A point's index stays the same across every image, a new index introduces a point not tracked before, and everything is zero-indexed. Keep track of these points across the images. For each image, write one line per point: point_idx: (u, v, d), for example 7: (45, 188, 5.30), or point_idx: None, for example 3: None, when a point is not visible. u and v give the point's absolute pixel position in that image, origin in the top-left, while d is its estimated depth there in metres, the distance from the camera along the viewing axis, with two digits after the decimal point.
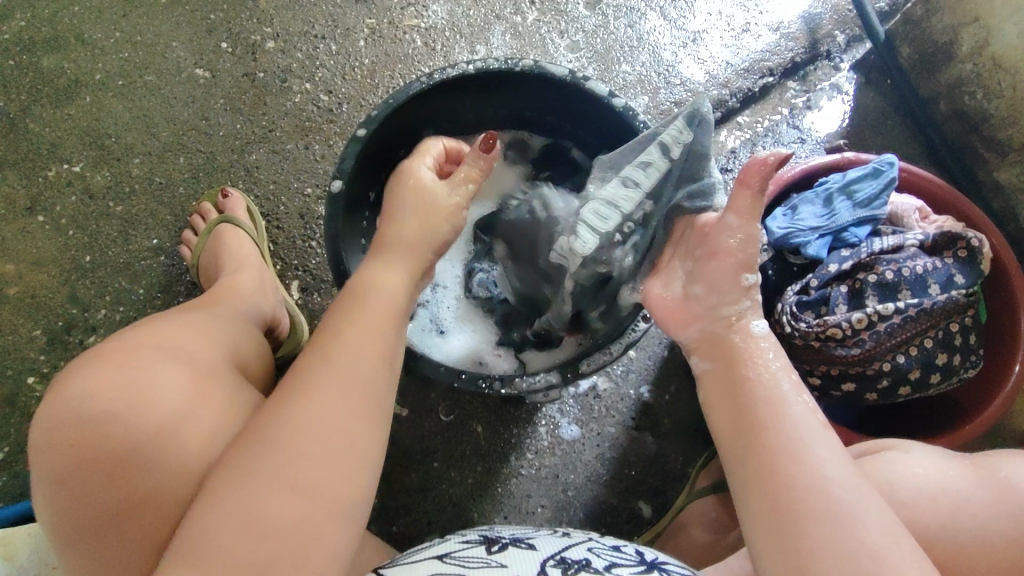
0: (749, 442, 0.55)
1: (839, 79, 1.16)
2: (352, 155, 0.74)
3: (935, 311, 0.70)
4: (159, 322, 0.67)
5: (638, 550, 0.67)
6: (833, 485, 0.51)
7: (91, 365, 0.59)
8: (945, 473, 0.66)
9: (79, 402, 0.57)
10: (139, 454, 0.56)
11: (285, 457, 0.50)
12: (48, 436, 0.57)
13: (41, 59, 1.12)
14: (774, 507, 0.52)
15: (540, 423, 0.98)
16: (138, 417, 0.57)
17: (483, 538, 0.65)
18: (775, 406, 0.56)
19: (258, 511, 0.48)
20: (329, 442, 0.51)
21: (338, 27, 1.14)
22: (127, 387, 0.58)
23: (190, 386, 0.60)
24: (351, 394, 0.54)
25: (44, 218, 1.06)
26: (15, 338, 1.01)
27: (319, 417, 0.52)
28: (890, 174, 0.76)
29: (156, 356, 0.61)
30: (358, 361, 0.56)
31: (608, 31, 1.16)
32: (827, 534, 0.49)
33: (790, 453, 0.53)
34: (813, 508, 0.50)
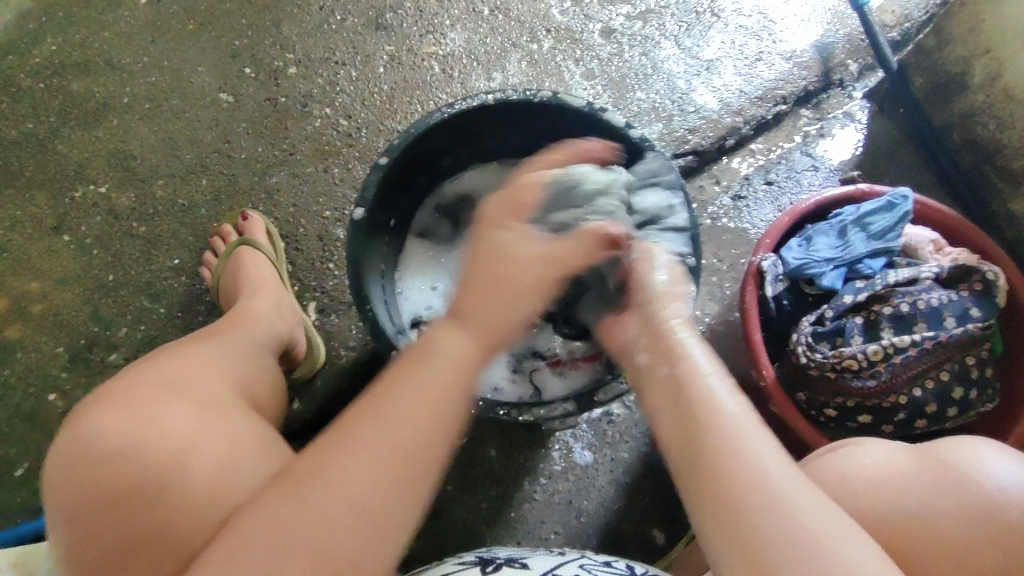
0: (690, 462, 0.51)
1: (851, 107, 1.18)
2: (375, 183, 0.76)
3: (950, 345, 0.70)
4: (176, 355, 0.70)
5: (628, 564, 0.67)
6: (772, 477, 0.48)
7: (105, 403, 0.62)
8: (896, 460, 0.63)
9: (92, 439, 0.59)
10: (146, 490, 0.57)
11: (297, 504, 0.48)
12: (63, 471, 0.59)
13: (71, 82, 1.15)
14: (716, 494, 0.49)
15: (554, 447, 0.99)
16: (145, 451, 0.58)
17: (479, 560, 0.65)
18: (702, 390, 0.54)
19: (279, 550, 0.46)
20: (344, 496, 0.48)
21: (359, 54, 1.17)
22: (135, 423, 0.59)
23: (197, 419, 0.61)
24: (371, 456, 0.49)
25: (70, 237, 1.08)
26: (39, 354, 1.03)
27: (349, 471, 0.49)
28: (905, 207, 0.77)
29: (166, 391, 0.63)
30: (442, 384, 0.53)
31: (622, 60, 1.18)
32: (763, 522, 0.46)
33: (731, 456, 0.49)
34: (757, 503, 0.47)
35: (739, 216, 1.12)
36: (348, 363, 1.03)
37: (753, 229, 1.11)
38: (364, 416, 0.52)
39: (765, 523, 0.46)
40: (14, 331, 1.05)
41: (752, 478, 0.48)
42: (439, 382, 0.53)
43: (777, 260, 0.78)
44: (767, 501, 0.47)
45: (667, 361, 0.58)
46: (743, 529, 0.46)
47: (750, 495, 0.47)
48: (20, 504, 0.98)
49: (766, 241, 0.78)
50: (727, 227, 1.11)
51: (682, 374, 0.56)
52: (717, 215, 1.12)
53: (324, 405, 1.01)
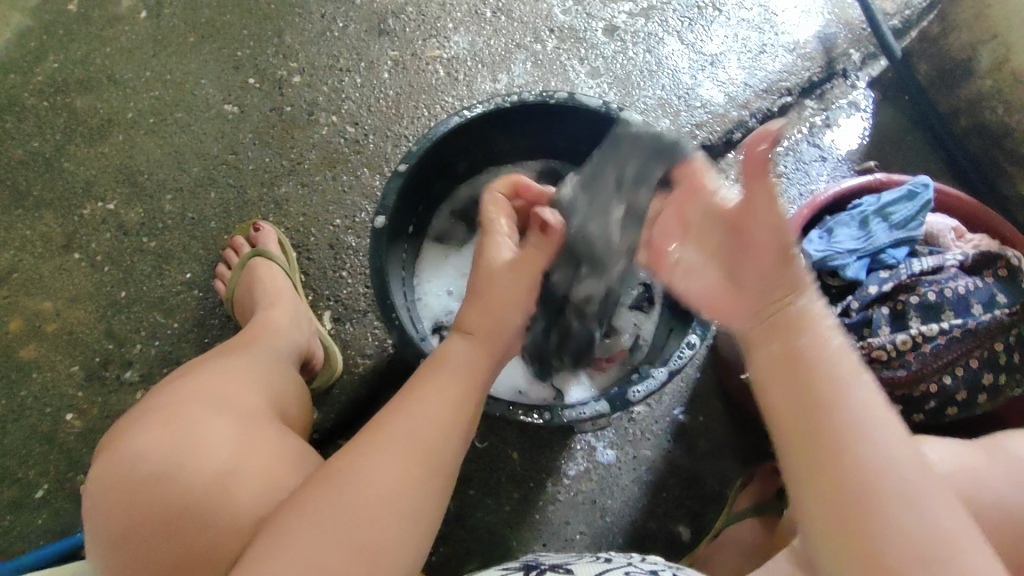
0: (806, 449, 0.45)
1: (857, 96, 1.17)
2: (395, 189, 0.76)
3: (979, 332, 0.71)
4: (202, 372, 0.70)
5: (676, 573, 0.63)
6: (912, 501, 0.41)
7: (140, 427, 0.62)
8: (958, 454, 0.65)
9: (134, 463, 0.59)
10: (193, 511, 0.57)
11: (338, 497, 0.50)
12: (105, 497, 0.59)
13: (75, 99, 1.14)
14: (843, 504, 0.42)
15: (576, 447, 0.99)
16: (189, 475, 0.58)
17: (524, 565, 0.64)
18: (834, 374, 0.46)
19: (327, 543, 0.48)
20: (381, 494, 0.50)
21: (363, 60, 1.17)
22: (177, 445, 0.60)
23: (231, 434, 0.61)
24: (399, 459, 0.52)
25: (81, 255, 1.08)
26: (54, 374, 1.03)
27: (387, 473, 0.51)
28: (925, 196, 0.77)
29: (204, 411, 0.63)
30: (444, 391, 0.58)
31: (627, 57, 1.18)
32: (906, 543, 0.40)
33: (854, 446, 0.43)
34: (891, 534, 0.40)
35: None
36: (366, 371, 1.02)
37: None
38: (379, 440, 0.53)
39: (886, 531, 0.41)
40: (27, 352, 1.04)
41: (886, 498, 0.41)
42: (443, 388, 0.58)
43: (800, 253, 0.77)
44: (919, 527, 0.40)
45: (782, 334, 0.49)
46: (856, 516, 0.42)
47: (884, 505, 0.41)
48: (43, 526, 0.97)
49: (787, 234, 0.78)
50: None
51: (802, 349, 0.48)
52: None
53: (343, 414, 1.01)
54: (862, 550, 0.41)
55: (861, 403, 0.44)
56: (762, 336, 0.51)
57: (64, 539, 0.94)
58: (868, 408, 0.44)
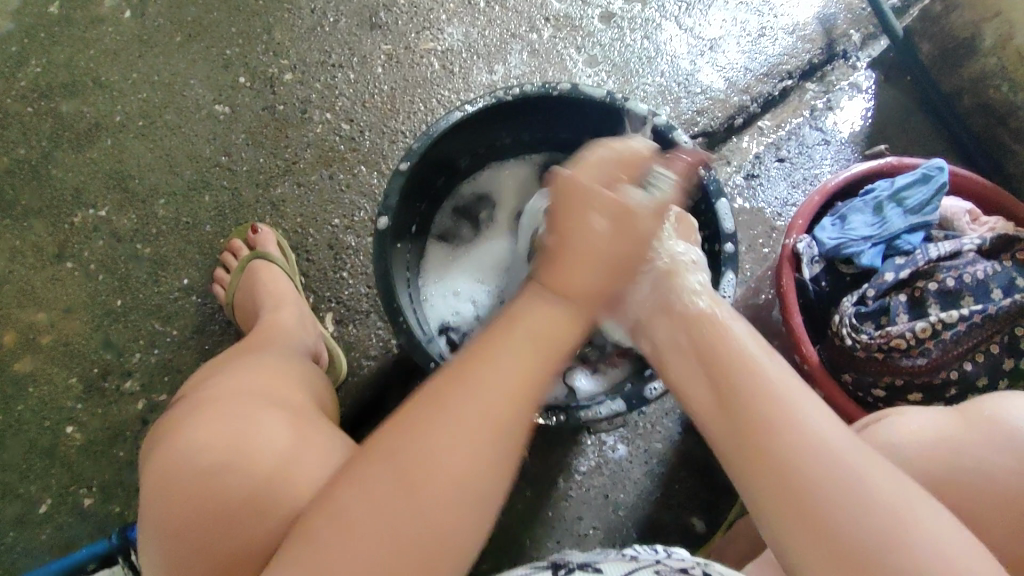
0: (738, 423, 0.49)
1: (858, 78, 1.15)
2: (397, 189, 0.73)
3: (1000, 317, 0.70)
4: (242, 370, 0.69)
5: (706, 570, 0.61)
6: (830, 447, 0.46)
7: (195, 418, 0.60)
8: (941, 422, 0.62)
9: (192, 454, 0.57)
10: (253, 501, 0.55)
11: (408, 481, 0.45)
12: (157, 490, 0.57)
13: (60, 104, 1.11)
14: (781, 476, 0.46)
15: (587, 443, 0.98)
16: (246, 465, 0.56)
17: (551, 563, 0.63)
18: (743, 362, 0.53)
19: (393, 525, 0.44)
20: (455, 474, 0.45)
21: (355, 55, 1.14)
22: (232, 435, 0.58)
23: (283, 430, 0.60)
24: (484, 432, 0.47)
25: (74, 264, 1.05)
26: (51, 387, 1.00)
27: (460, 448, 0.46)
28: (940, 179, 0.76)
29: (254, 404, 0.62)
30: (517, 362, 0.50)
31: (625, 44, 1.16)
32: (835, 491, 0.44)
33: (777, 413, 0.48)
34: (828, 480, 0.44)
35: (753, 195, 1.10)
36: (371, 372, 1.01)
37: (769, 207, 1.09)
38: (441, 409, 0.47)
39: (815, 479, 0.45)
40: (23, 365, 1.01)
41: (817, 450, 0.46)
42: (516, 359, 0.50)
43: (813, 241, 0.77)
44: (835, 469, 0.45)
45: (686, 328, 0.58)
46: (792, 475, 0.45)
47: (807, 459, 0.46)
48: (47, 542, 0.95)
49: (800, 222, 0.78)
50: (742, 207, 1.09)
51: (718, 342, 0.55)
52: (730, 195, 1.11)
53: (350, 417, 0.99)
54: (802, 507, 0.45)
55: (766, 377, 0.51)
56: (672, 350, 0.59)
57: (70, 554, 0.93)
58: (778, 384, 0.50)
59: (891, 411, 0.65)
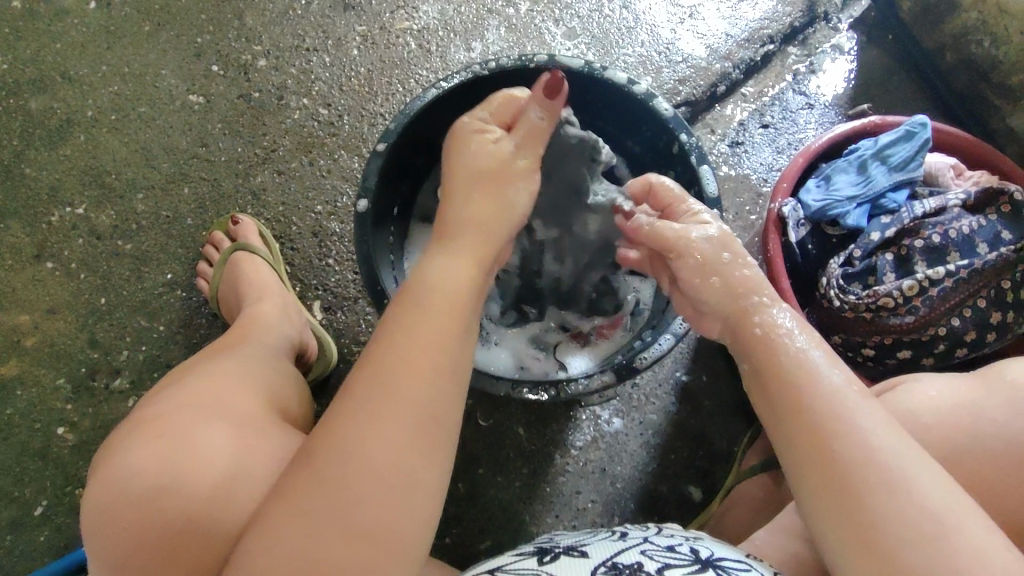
0: (807, 438, 0.51)
1: (839, 39, 1.14)
2: (375, 170, 0.73)
3: (986, 271, 0.70)
4: (189, 379, 0.68)
5: (693, 547, 0.61)
6: (880, 454, 0.48)
7: (135, 439, 0.60)
8: (958, 388, 0.63)
9: (129, 481, 0.57)
10: (198, 520, 0.56)
11: (345, 471, 0.46)
12: (105, 516, 0.57)
13: (30, 101, 1.09)
14: (834, 477, 0.48)
15: (582, 417, 0.98)
16: (188, 485, 0.56)
17: (537, 550, 0.63)
18: (810, 374, 0.53)
19: (326, 527, 0.45)
20: (382, 469, 0.46)
21: (330, 38, 1.12)
22: (170, 456, 0.58)
23: (230, 442, 0.60)
24: (408, 425, 0.48)
25: (54, 264, 1.03)
26: (39, 389, 0.99)
27: (381, 443, 0.47)
28: (924, 135, 0.76)
29: (197, 419, 0.61)
30: (432, 352, 0.51)
31: (603, 15, 1.14)
32: (884, 504, 0.46)
33: (836, 423, 0.50)
34: (870, 484, 0.47)
35: (739, 162, 1.09)
36: None
37: (754, 173, 1.09)
38: (369, 410, 0.48)
39: (872, 483, 0.47)
40: (9, 368, 1.00)
41: (869, 455, 0.48)
42: (430, 350, 0.51)
43: (798, 204, 0.76)
44: (891, 481, 0.47)
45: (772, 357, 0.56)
46: (852, 487, 0.48)
47: (857, 460, 0.48)
48: (46, 543, 0.95)
49: (784, 186, 0.77)
50: (728, 175, 1.08)
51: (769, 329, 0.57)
52: (715, 163, 1.10)
53: None
54: (843, 494, 0.48)
55: (831, 388, 0.52)
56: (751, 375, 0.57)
57: (70, 554, 0.92)
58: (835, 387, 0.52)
59: (908, 377, 0.66)
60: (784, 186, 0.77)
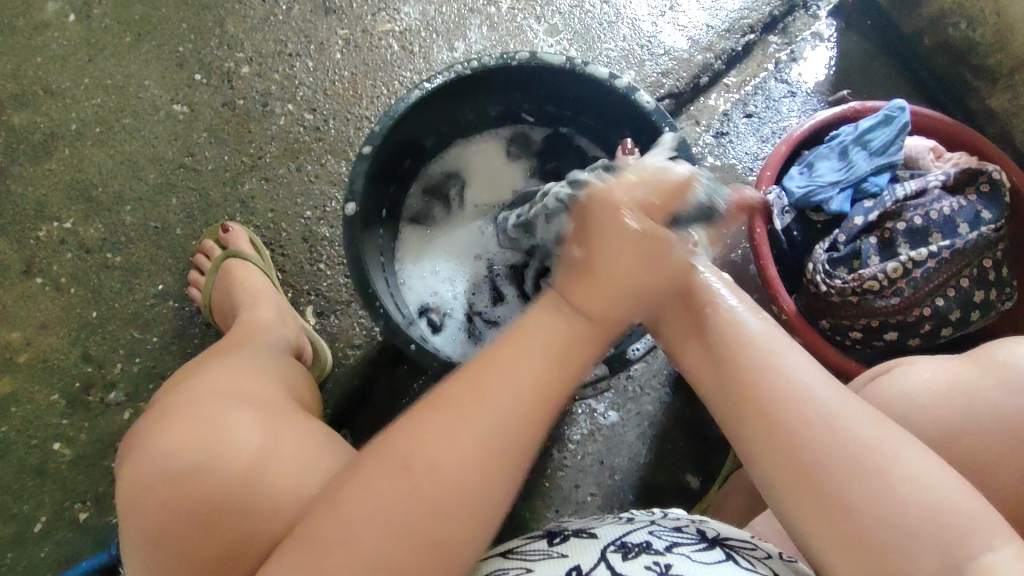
0: (755, 420, 0.51)
1: (819, 27, 1.15)
2: (362, 174, 0.73)
3: (967, 250, 0.72)
4: (215, 372, 0.69)
5: (700, 528, 0.62)
6: (840, 420, 0.48)
7: (166, 425, 0.60)
8: (952, 370, 0.64)
9: (166, 461, 0.57)
10: (236, 504, 0.55)
11: (410, 484, 0.45)
12: (132, 503, 0.57)
13: (13, 117, 1.08)
14: (795, 469, 0.48)
15: (578, 411, 0.98)
16: (223, 465, 0.56)
17: (547, 533, 0.63)
18: (759, 357, 0.53)
19: (391, 523, 0.45)
20: (453, 472, 0.46)
21: (312, 43, 1.12)
22: (202, 439, 0.58)
23: (257, 429, 0.60)
24: (479, 438, 0.47)
25: (43, 279, 1.03)
26: (34, 405, 0.99)
27: (462, 454, 0.47)
28: (902, 119, 0.77)
29: (230, 407, 0.61)
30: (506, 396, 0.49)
31: (585, 10, 1.14)
32: (852, 494, 0.45)
33: (786, 407, 0.49)
34: (831, 466, 0.46)
35: (725, 152, 1.10)
36: (357, 362, 1.00)
37: (740, 163, 1.10)
38: (455, 414, 0.48)
39: (835, 465, 0.46)
40: (3, 385, 1.00)
41: (811, 408, 0.49)
42: (505, 395, 0.49)
43: (783, 192, 0.78)
44: (845, 449, 0.47)
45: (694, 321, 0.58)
46: (816, 473, 0.47)
47: (813, 431, 0.48)
48: (47, 560, 0.95)
49: (768, 173, 0.79)
50: (713, 165, 1.09)
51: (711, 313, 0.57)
52: (701, 154, 1.11)
53: (340, 407, 0.99)
54: (806, 480, 0.47)
55: (764, 355, 0.53)
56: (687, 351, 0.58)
57: (71, 569, 0.92)
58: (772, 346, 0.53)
59: (899, 361, 0.66)
60: (768, 175, 0.79)
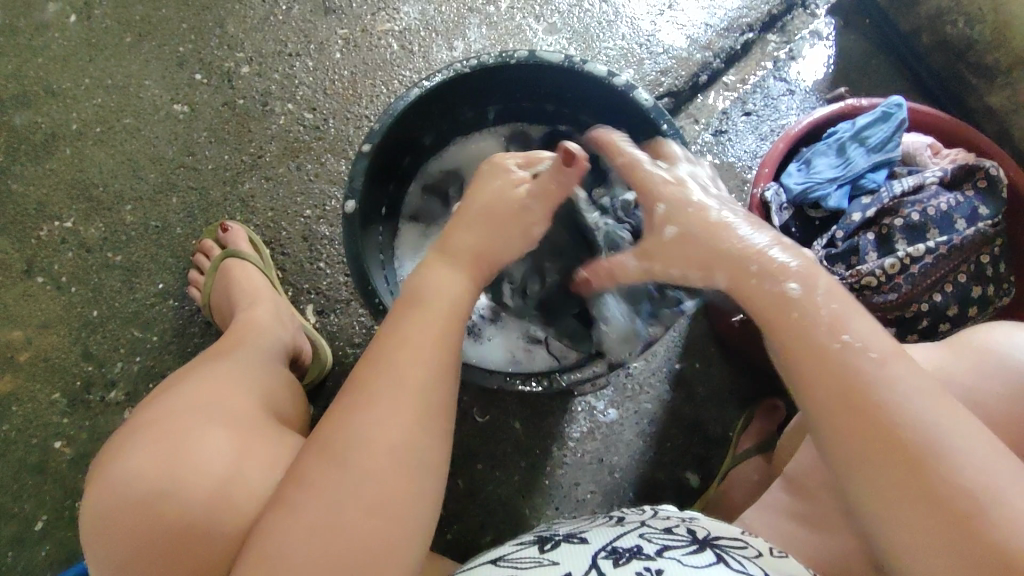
0: (891, 459, 0.46)
1: (818, 25, 1.15)
2: (361, 172, 0.73)
3: (965, 246, 0.72)
4: (185, 384, 0.69)
5: (690, 528, 0.62)
6: (984, 469, 0.45)
7: (134, 443, 0.61)
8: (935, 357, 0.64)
9: (128, 482, 0.58)
10: (197, 520, 0.56)
11: (338, 470, 0.49)
12: (101, 523, 0.58)
13: (14, 117, 1.09)
14: (936, 514, 0.44)
15: (577, 408, 0.98)
16: (187, 486, 0.57)
17: (538, 538, 0.63)
18: (898, 392, 0.47)
19: (329, 506, 0.48)
20: (375, 444, 0.50)
21: (312, 42, 1.12)
22: (168, 458, 0.59)
23: (227, 448, 0.60)
24: (402, 409, 0.51)
25: (44, 278, 1.03)
26: (35, 404, 0.99)
27: (388, 426, 0.50)
28: (900, 116, 0.78)
29: (194, 422, 0.62)
30: (426, 346, 0.54)
31: (584, 9, 1.14)
32: (993, 540, 0.43)
33: (934, 450, 0.45)
34: (975, 513, 0.44)
35: (723, 150, 1.10)
36: (357, 360, 1.00)
37: (739, 161, 1.10)
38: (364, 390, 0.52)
39: (975, 510, 0.44)
40: (4, 384, 1.00)
41: (957, 451, 0.45)
42: (424, 346, 0.54)
43: (781, 188, 0.78)
44: (986, 496, 0.44)
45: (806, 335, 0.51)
46: (959, 521, 0.44)
47: (960, 477, 0.44)
48: (48, 558, 0.95)
49: (766, 170, 0.79)
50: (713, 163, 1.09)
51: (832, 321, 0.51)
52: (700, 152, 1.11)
53: None
54: (942, 524, 0.44)
55: (904, 392, 0.47)
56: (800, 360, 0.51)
57: (72, 567, 0.93)
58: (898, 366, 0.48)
59: None
60: (765, 172, 0.79)
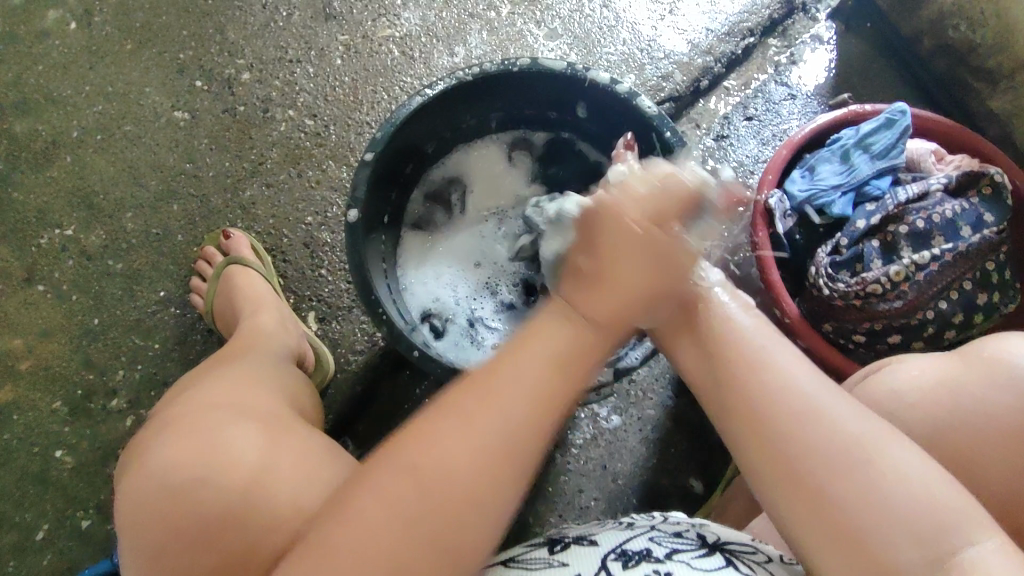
0: (767, 450, 0.50)
1: (818, 29, 1.15)
2: (364, 180, 0.72)
3: (969, 253, 0.72)
4: (214, 383, 0.69)
5: (700, 533, 0.61)
6: (868, 457, 0.47)
7: (164, 438, 0.60)
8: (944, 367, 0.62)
9: (164, 471, 0.56)
10: (236, 511, 0.55)
11: (413, 482, 0.46)
12: (134, 513, 0.56)
13: (14, 124, 1.08)
14: (811, 503, 0.47)
15: (581, 415, 0.98)
16: (223, 476, 0.56)
17: (548, 540, 0.62)
18: (782, 386, 0.52)
19: (399, 515, 0.45)
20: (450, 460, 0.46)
21: (312, 49, 1.12)
22: (205, 449, 0.58)
23: (259, 442, 0.60)
24: (484, 437, 0.47)
25: (45, 287, 1.03)
26: (36, 413, 0.99)
27: (462, 447, 0.47)
28: (904, 122, 0.77)
29: (226, 417, 0.62)
30: (524, 375, 0.50)
31: (584, 15, 1.14)
32: (875, 529, 0.45)
33: (802, 433, 0.49)
34: (855, 500, 0.45)
35: (725, 155, 1.10)
36: (360, 367, 1.00)
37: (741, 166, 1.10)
38: (458, 413, 0.48)
39: (858, 502, 0.45)
40: (5, 393, 1.00)
41: (842, 443, 0.47)
42: (522, 376, 0.49)
43: (785, 195, 0.78)
44: (872, 483, 0.46)
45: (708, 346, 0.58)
46: (837, 514, 0.46)
47: (838, 465, 0.47)
48: (49, 568, 0.94)
49: (769, 178, 0.79)
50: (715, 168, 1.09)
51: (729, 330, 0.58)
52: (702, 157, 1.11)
53: (343, 413, 0.99)
54: (830, 519, 0.46)
55: (789, 385, 0.51)
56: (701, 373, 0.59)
57: None
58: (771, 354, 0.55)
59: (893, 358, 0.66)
60: (768, 180, 0.79)
